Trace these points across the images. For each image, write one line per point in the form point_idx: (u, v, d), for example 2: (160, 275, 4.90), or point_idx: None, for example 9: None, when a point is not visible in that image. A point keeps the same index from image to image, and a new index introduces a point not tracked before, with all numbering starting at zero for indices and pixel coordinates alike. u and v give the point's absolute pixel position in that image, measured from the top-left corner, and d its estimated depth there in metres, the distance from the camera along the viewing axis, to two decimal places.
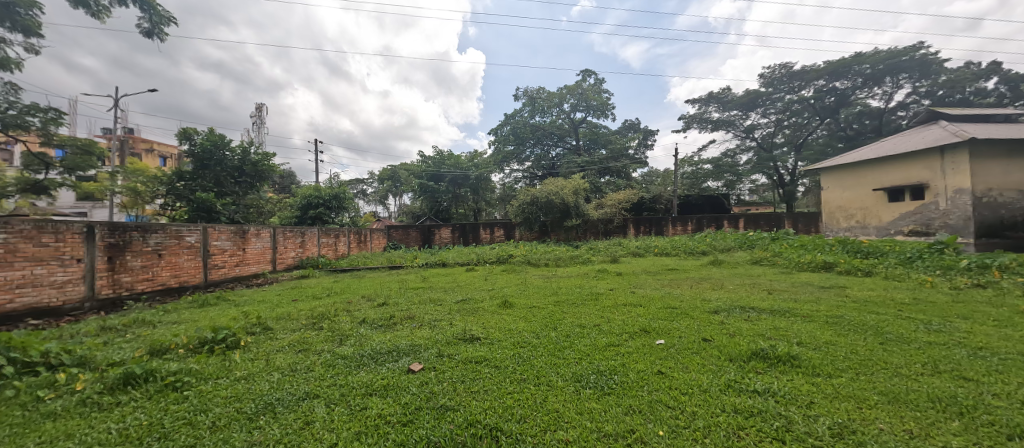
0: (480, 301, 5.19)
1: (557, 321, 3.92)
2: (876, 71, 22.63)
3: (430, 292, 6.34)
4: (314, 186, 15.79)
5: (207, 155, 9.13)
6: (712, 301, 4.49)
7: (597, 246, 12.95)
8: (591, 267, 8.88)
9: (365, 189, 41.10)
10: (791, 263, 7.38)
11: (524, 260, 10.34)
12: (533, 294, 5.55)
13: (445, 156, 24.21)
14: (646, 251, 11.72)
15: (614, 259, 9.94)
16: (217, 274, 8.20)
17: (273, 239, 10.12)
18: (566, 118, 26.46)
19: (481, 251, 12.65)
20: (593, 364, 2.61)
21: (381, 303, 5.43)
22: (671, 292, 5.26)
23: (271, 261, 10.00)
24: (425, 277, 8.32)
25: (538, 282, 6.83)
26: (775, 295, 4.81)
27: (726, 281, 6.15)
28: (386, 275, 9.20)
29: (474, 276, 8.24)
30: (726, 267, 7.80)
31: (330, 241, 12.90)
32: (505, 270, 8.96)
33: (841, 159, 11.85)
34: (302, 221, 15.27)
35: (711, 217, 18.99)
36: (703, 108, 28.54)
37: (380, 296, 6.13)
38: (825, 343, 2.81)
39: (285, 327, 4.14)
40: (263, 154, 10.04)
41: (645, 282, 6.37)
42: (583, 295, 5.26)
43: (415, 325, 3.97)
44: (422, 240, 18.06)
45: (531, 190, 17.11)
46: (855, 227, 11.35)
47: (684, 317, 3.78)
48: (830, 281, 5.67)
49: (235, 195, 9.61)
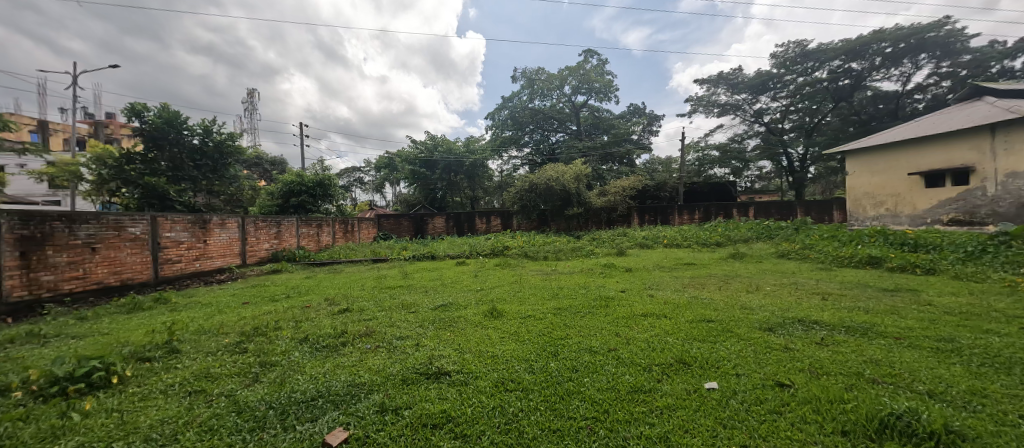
0: (463, 307, 4.22)
1: (559, 341, 2.93)
2: (896, 50, 21.29)
3: (405, 294, 5.31)
4: (297, 172, 14.71)
5: (160, 134, 8.01)
6: (760, 312, 3.48)
7: (600, 237, 11.98)
8: (596, 261, 7.86)
9: (361, 177, 39.89)
10: (828, 258, 6.38)
11: (521, 253, 9.34)
12: (528, 298, 4.56)
13: (439, 141, 23.00)
14: (654, 242, 10.72)
15: (621, 251, 8.93)
16: (170, 270, 7.21)
17: (243, 230, 9.10)
18: (566, 101, 25.21)
19: (474, 243, 11.66)
20: (617, 438, 1.64)
21: (343, 309, 4.43)
22: (698, 296, 4.26)
23: (240, 254, 9.00)
24: (408, 273, 7.32)
25: (537, 281, 5.81)
26: (833, 301, 3.79)
27: (761, 281, 5.12)
28: (366, 270, 8.24)
29: (463, 273, 7.24)
30: (750, 262, 6.83)
31: (311, 232, 11.88)
32: (499, 264, 7.95)
33: (869, 141, 10.73)
34: (283, 210, 14.20)
35: (720, 205, 17.96)
36: (711, 90, 27.18)
37: (347, 298, 5.15)
38: (976, 396, 1.82)
39: (199, 348, 3.10)
40: (228, 134, 8.92)
41: (663, 281, 5.36)
42: (590, 299, 4.25)
43: (370, 348, 2.96)
44: (414, 230, 17.06)
45: (529, 176, 16.04)
46: (883, 216, 10.30)
47: (733, 339, 2.77)
48: (888, 281, 4.68)
49: (195, 180, 8.52)
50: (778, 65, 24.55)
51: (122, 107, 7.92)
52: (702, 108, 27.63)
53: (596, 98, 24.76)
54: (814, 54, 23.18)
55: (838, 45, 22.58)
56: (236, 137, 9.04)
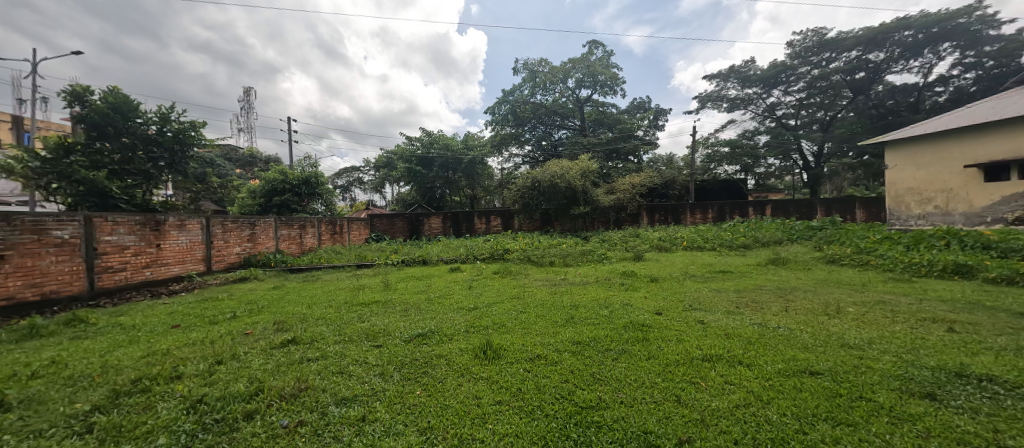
0: (447, 339, 3.12)
1: (592, 417, 1.82)
2: (918, 40, 20.11)
3: (377, 315, 4.18)
4: (282, 169, 13.62)
5: (104, 121, 6.91)
6: (883, 357, 2.36)
7: (611, 239, 10.86)
8: (611, 268, 6.74)
9: (359, 177, 38.74)
10: (899, 267, 5.23)
11: (524, 258, 8.22)
12: (532, 323, 3.46)
13: (436, 137, 21.91)
14: (672, 244, 9.58)
15: (639, 254, 7.81)
16: (111, 280, 6.11)
17: (207, 232, 8.00)
18: (569, 95, 24.07)
19: (472, 245, 10.58)
20: None
21: (287, 340, 3.30)
22: (766, 323, 3.14)
23: (205, 259, 7.90)
24: (391, 283, 6.22)
25: (542, 295, 4.70)
26: (971, 336, 2.65)
27: (835, 299, 3.96)
28: (346, 278, 7.15)
29: (456, 283, 6.12)
30: (799, 271, 5.71)
31: (292, 234, 10.77)
32: (497, 272, 6.82)
33: (913, 130, 9.58)
34: (265, 210, 13.09)
35: (735, 203, 16.83)
36: (721, 84, 26.00)
37: (304, 321, 4.04)
38: None
39: (24, 423, 1.98)
40: (190, 123, 7.80)
41: (703, 297, 4.24)
42: (620, 327, 3.13)
43: (287, 428, 1.86)
44: (409, 231, 15.95)
45: (532, 172, 14.93)
46: (932, 215, 9.16)
47: (884, 420, 1.67)
48: (1011, 300, 3.52)
49: (147, 175, 7.38)
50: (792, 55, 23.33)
51: (60, 90, 6.83)
52: (711, 103, 26.44)
53: (601, 91, 23.57)
54: (832, 44, 21.99)
55: (857, 34, 21.39)
56: (199, 126, 7.92)
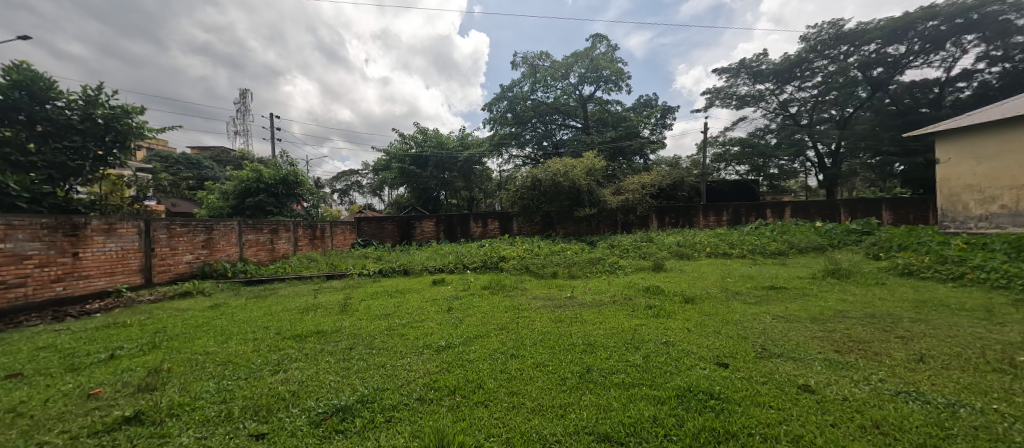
0: (382, 425, 1.83)
1: None
2: (944, 30, 18.77)
3: (303, 359, 2.89)
4: (256, 168, 12.39)
5: (8, 103, 5.65)
6: None
7: (622, 244, 9.60)
8: (629, 281, 5.43)
9: (358, 180, 37.61)
10: (1017, 284, 3.94)
11: (522, 267, 6.96)
12: (526, 386, 2.18)
13: (431, 136, 20.77)
14: (693, 250, 8.28)
15: (660, 262, 6.52)
16: (2, 298, 4.88)
17: (147, 238, 6.78)
18: (572, 93, 22.87)
19: (463, 252, 9.36)
20: None
21: (123, 416, 2.01)
22: (923, 394, 1.86)
23: (143, 270, 6.67)
24: (352, 303, 4.93)
25: (540, 327, 3.40)
26: None
27: (980, 340, 2.65)
28: (304, 294, 5.89)
29: (433, 302, 4.83)
30: (874, 289, 4.41)
31: (260, 239, 9.50)
32: (488, 286, 5.52)
33: (972, 118, 8.27)
34: (238, 212, 11.89)
35: (751, 205, 15.56)
36: (730, 80, 24.68)
37: (190, 372, 2.73)
38: None
39: None
40: (123, 108, 6.56)
41: (773, 332, 2.96)
42: (676, 403, 1.85)
43: None
44: (399, 235, 14.72)
45: (531, 170, 13.63)
46: (998, 215, 7.88)
47: None
48: None
49: (67, 168, 6.10)
50: (807, 49, 22.00)
51: None
52: (720, 100, 25.13)
53: (605, 88, 22.36)
54: (851, 36, 20.60)
55: (877, 25, 20.06)
56: (136, 111, 6.69)
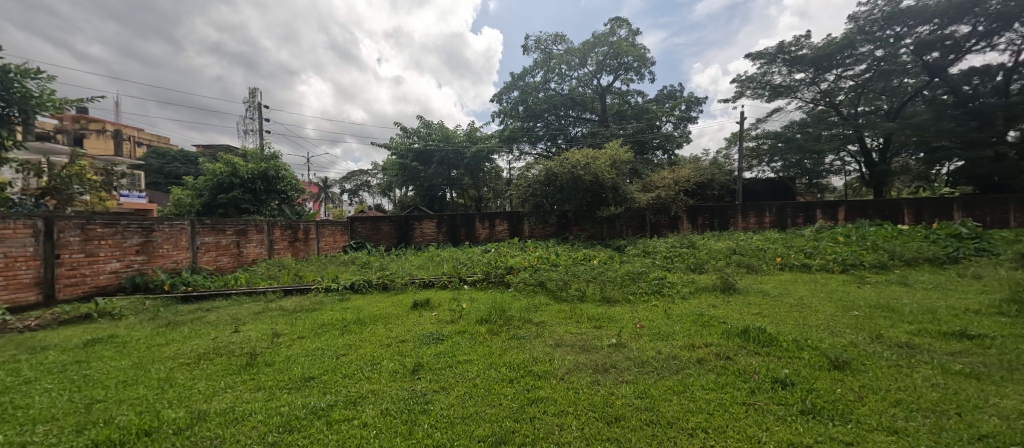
0: None
1: None
2: None
3: None
4: (231, 159, 10.86)
5: None
6: None
7: (660, 251, 7.76)
8: (703, 315, 3.51)
9: (368, 180, 36.24)
10: None
11: (538, 285, 5.16)
12: None
13: (436, 129, 19.18)
14: (759, 260, 6.35)
15: (729, 280, 4.64)
16: None
17: (49, 243, 5.21)
18: (588, 83, 21.01)
19: (463, 259, 7.62)
20: None
21: None
22: None
23: (42, 284, 5.12)
24: (271, 348, 3.14)
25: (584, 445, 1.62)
26: None
27: None
28: (231, 324, 4.22)
29: (398, 347, 3.05)
30: None
31: (222, 242, 7.92)
32: (484, 319, 3.68)
33: None
34: (210, 210, 10.42)
35: (799, 204, 13.45)
36: (764, 66, 22.27)
37: None
38: None
39: None
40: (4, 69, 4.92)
41: None
42: None
43: None
44: (397, 237, 13.15)
45: (545, 164, 11.82)
46: None
47: None
48: None
49: None
50: (855, 30, 19.46)
51: None
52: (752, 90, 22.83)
53: (625, 77, 20.47)
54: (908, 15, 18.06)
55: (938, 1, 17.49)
56: (26, 73, 5.06)
